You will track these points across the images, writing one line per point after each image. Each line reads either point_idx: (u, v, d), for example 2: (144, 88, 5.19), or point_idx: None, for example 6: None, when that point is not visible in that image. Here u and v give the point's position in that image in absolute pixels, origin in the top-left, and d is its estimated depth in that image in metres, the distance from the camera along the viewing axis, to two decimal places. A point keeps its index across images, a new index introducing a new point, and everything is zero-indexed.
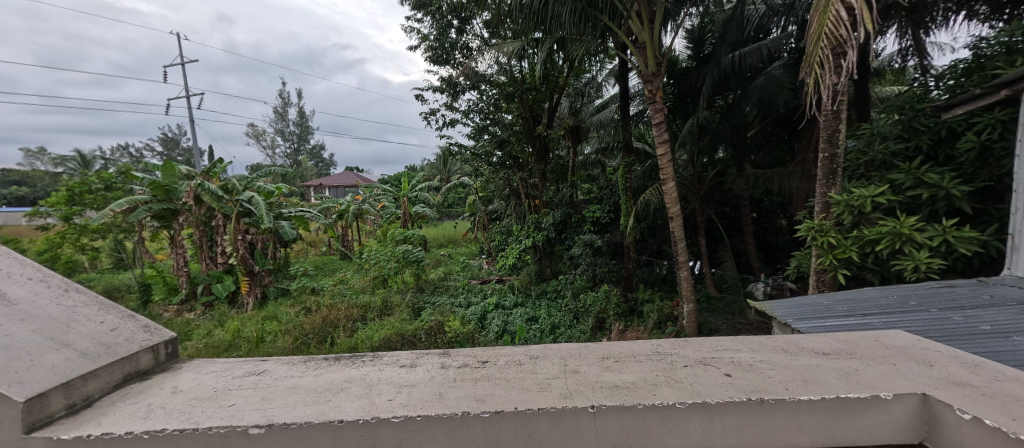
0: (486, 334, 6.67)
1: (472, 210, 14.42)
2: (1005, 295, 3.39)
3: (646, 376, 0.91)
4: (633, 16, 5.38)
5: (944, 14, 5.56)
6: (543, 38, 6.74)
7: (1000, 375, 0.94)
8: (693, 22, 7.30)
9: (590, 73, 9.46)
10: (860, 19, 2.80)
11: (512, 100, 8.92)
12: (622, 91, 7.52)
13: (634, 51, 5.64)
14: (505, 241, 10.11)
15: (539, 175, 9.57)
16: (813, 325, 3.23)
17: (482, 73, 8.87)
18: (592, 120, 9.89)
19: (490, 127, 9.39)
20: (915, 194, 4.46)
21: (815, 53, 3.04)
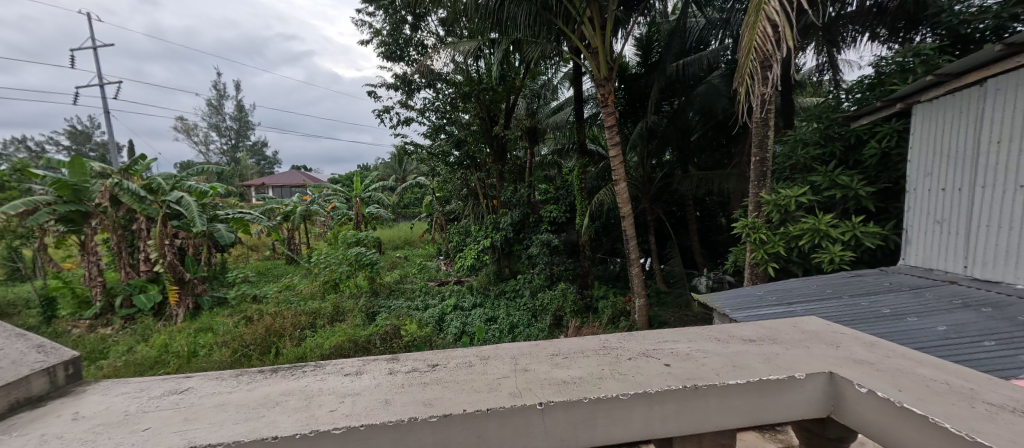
0: (444, 337, 6.60)
1: (428, 211, 14.20)
2: (901, 282, 3.87)
3: (593, 371, 0.94)
4: (585, 21, 5.53)
5: (852, 35, 6.21)
6: (500, 39, 6.79)
7: (892, 352, 1.07)
8: (641, 31, 7.67)
9: (545, 76, 9.84)
10: (783, 36, 3.06)
11: (468, 100, 8.89)
12: (576, 94, 7.70)
13: (587, 55, 5.80)
14: (464, 242, 10.06)
15: (496, 175, 9.60)
16: (747, 315, 3.51)
17: (438, 71, 8.76)
18: (547, 122, 10.08)
19: (446, 126, 9.32)
20: (831, 194, 4.98)
21: (746, 65, 3.31)
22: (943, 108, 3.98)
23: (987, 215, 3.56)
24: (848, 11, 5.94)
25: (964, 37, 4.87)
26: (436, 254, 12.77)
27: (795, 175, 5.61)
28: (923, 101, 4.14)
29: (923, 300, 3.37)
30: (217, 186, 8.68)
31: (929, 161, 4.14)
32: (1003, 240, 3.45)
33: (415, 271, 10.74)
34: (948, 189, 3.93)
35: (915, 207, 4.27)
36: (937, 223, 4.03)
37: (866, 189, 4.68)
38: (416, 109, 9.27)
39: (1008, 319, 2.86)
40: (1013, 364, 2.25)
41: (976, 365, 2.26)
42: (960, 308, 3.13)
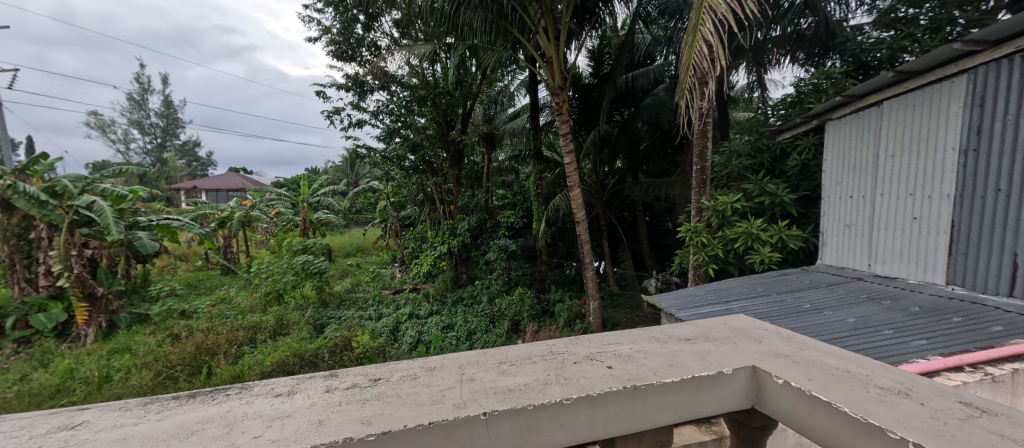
0: (399, 346, 6.42)
1: (383, 217, 13.81)
2: (819, 280, 4.31)
3: (539, 377, 0.94)
4: (540, 31, 5.63)
5: (777, 57, 6.88)
6: (456, 44, 6.81)
7: (804, 344, 1.19)
8: (592, 43, 7.98)
9: (502, 82, 9.89)
10: (717, 56, 3.29)
11: (423, 103, 8.78)
12: (532, 101, 7.81)
13: (542, 64, 5.93)
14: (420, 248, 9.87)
15: (453, 180, 9.55)
16: (690, 314, 3.74)
17: (393, 73, 8.57)
18: (504, 128, 10.14)
19: (401, 130, 9.13)
20: (761, 201, 5.45)
21: (685, 81, 3.53)
22: (850, 126, 4.50)
23: (886, 219, 4.08)
24: (773, 36, 6.56)
25: (865, 64, 5.60)
26: (391, 260, 12.49)
27: (730, 182, 6.08)
28: (834, 118, 4.65)
29: (836, 295, 3.77)
30: (137, 188, 7.91)
31: (839, 172, 4.66)
32: (898, 242, 3.98)
33: (368, 279, 10.53)
34: (855, 197, 4.45)
35: (829, 212, 4.79)
36: (846, 227, 4.55)
37: (790, 196, 5.17)
38: (369, 111, 9.00)
39: (902, 310, 3.27)
40: (906, 347, 2.59)
41: (879, 351, 2.57)
42: (865, 302, 3.54)
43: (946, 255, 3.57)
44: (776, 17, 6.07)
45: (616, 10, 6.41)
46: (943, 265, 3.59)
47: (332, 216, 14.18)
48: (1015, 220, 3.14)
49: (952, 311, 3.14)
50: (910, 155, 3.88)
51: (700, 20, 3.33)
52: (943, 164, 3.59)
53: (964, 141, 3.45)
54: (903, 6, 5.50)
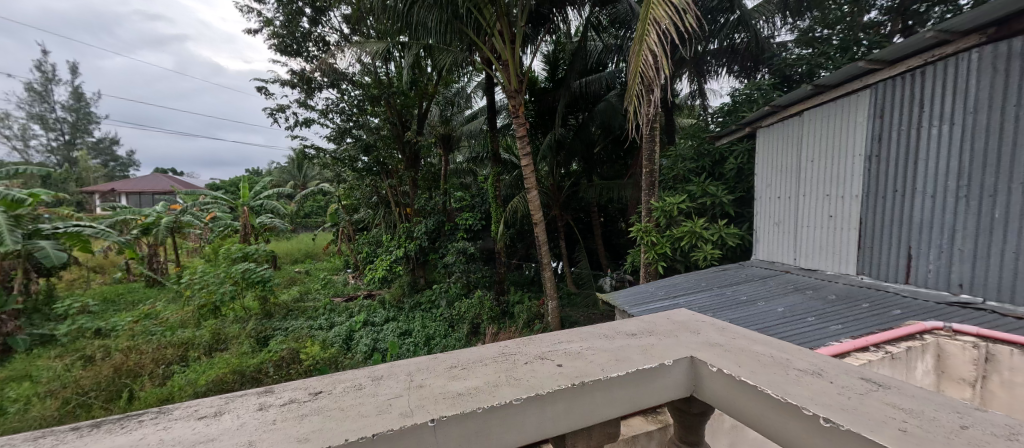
0: (352, 356, 6.19)
1: (334, 220, 13.31)
2: (753, 274, 4.67)
3: (490, 379, 0.94)
4: (496, 34, 5.64)
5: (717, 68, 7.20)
6: (410, 43, 6.70)
7: (737, 334, 1.28)
8: (547, 48, 8.13)
9: (459, 83, 9.80)
10: (661, 66, 3.45)
11: (377, 103, 8.51)
12: (490, 103, 7.73)
13: (498, 67, 5.95)
14: (375, 253, 9.57)
15: (409, 182, 9.36)
16: (642, 309, 3.92)
17: (343, 71, 8.23)
18: (462, 130, 10.03)
19: (353, 129, 8.79)
20: (703, 202, 5.82)
21: (632, 88, 3.68)
22: (777, 133, 4.92)
23: (808, 217, 4.52)
24: (711, 48, 6.85)
25: (790, 78, 6.15)
26: (346, 266, 12.17)
27: (675, 184, 6.44)
28: (764, 126, 5.08)
29: (768, 287, 4.11)
30: (38, 191, 6.99)
31: (769, 175, 5.09)
32: (818, 238, 4.42)
33: (318, 287, 10.14)
34: (783, 197, 4.88)
35: (761, 211, 5.22)
36: (776, 224, 4.98)
37: (728, 197, 5.57)
38: (318, 109, 8.59)
39: (822, 298, 3.64)
40: (825, 332, 2.87)
41: (803, 337, 2.83)
42: (792, 292, 3.90)
43: (857, 249, 4.02)
44: (714, 31, 6.49)
45: (569, 16, 6.60)
46: (854, 257, 4.04)
47: (277, 222, 13.36)
48: (909, 216, 3.60)
49: (862, 298, 3.53)
50: (826, 160, 4.33)
51: (646, 29, 3.47)
52: (853, 168, 4.05)
53: (869, 149, 3.90)
54: (818, 27, 6.25)
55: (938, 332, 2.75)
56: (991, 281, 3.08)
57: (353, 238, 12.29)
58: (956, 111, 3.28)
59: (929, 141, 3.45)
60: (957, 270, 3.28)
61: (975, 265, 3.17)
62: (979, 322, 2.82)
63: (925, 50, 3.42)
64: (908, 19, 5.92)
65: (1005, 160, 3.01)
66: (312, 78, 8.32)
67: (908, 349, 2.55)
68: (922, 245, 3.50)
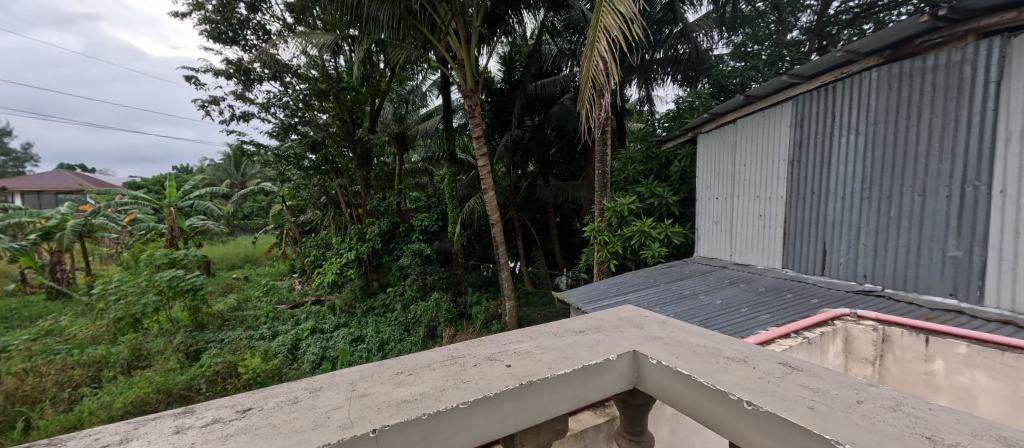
0: (298, 367, 5.86)
1: (278, 222, 12.57)
2: (696, 269, 4.98)
3: (437, 383, 0.92)
4: (450, 32, 5.56)
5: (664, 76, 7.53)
6: (361, 37, 6.42)
7: (678, 328, 1.35)
8: (503, 50, 8.12)
9: (414, 81, 9.56)
10: (612, 71, 3.52)
11: (325, 99, 8.11)
12: (445, 102, 7.63)
13: (453, 66, 5.86)
14: (324, 255, 9.12)
15: (360, 182, 9.04)
16: (595, 306, 4.05)
17: (286, 63, 7.72)
18: (416, 129, 9.80)
19: (298, 126, 8.31)
20: (651, 202, 6.12)
21: (585, 91, 3.75)
22: (714, 139, 5.29)
23: (741, 217, 4.90)
24: (658, 57, 7.11)
25: (726, 88, 6.62)
26: (292, 271, 11.49)
27: (625, 186, 6.72)
28: (703, 132, 5.41)
29: (707, 282, 4.40)
30: None
31: (707, 177, 5.45)
32: (750, 235, 4.80)
33: (259, 294, 9.53)
34: (719, 198, 5.24)
35: (701, 211, 5.57)
36: (713, 223, 5.34)
37: (673, 198, 5.89)
38: (258, 103, 8.03)
39: (753, 291, 3.96)
40: (754, 322, 3.12)
41: (736, 327, 3.06)
42: (728, 285, 4.20)
43: (782, 245, 4.41)
44: (658, 42, 6.78)
45: (523, 18, 6.64)
46: (780, 253, 4.44)
47: (211, 224, 12.31)
48: (825, 215, 4.01)
49: (787, 289, 3.88)
50: (756, 165, 4.71)
51: (597, 36, 3.54)
52: (779, 172, 4.44)
53: (792, 154, 4.30)
54: (750, 42, 6.81)
55: (846, 318, 3.09)
56: (889, 271, 3.52)
57: (299, 240, 11.64)
58: (862, 122, 3.69)
59: (841, 148, 3.86)
60: (862, 263, 3.71)
61: (876, 258, 3.61)
62: (879, 307, 3.21)
63: (837, 67, 3.82)
64: (823, 40, 6.66)
65: (900, 167, 3.44)
66: (252, 69, 7.74)
67: (822, 334, 2.84)
68: (834, 241, 3.92)
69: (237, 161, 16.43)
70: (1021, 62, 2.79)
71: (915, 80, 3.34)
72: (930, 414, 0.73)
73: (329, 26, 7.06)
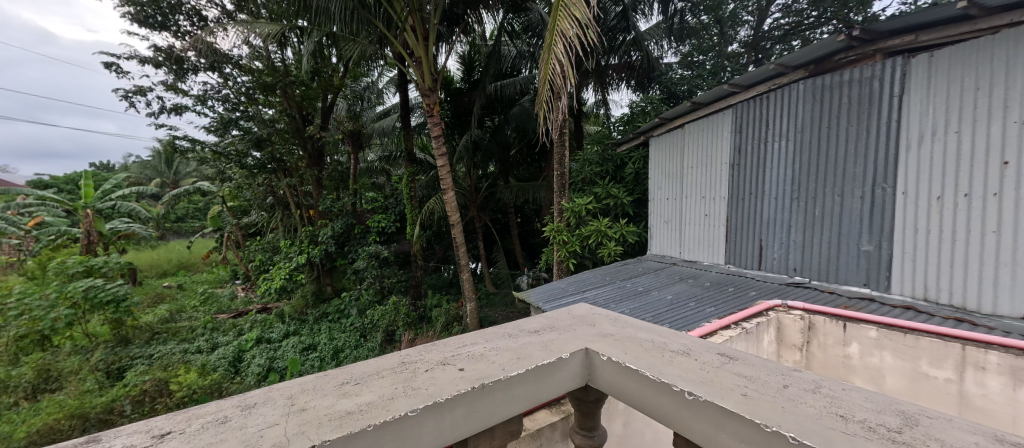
0: (241, 381, 5.45)
1: (218, 224, 11.69)
2: (649, 267, 5.20)
3: (384, 391, 0.88)
4: (407, 28, 5.41)
5: (619, 81, 7.77)
6: (311, 29, 6.10)
7: (629, 324, 1.39)
8: (462, 49, 8.05)
9: (369, 78, 9.27)
10: (568, 75, 3.55)
11: (272, 93, 7.65)
12: (402, 100, 7.42)
13: (411, 63, 5.71)
14: (271, 260, 8.57)
15: (311, 182, 8.56)
16: (554, 305, 4.10)
17: (225, 52, 7.17)
18: (373, 127, 9.64)
19: (239, 121, 7.72)
20: (607, 203, 6.31)
21: (542, 93, 3.76)
22: (664, 143, 5.55)
23: (689, 216, 5.18)
24: (613, 63, 7.41)
25: (676, 94, 6.97)
26: (233, 277, 10.71)
27: (583, 186, 6.89)
28: (655, 135, 5.67)
29: (659, 278, 4.60)
30: None
31: (659, 179, 5.71)
32: (697, 233, 5.09)
33: (196, 303, 8.79)
34: (670, 199, 5.51)
35: (653, 211, 5.82)
36: (665, 222, 5.61)
37: (627, 198, 6.11)
38: (193, 95, 7.40)
39: (699, 286, 4.19)
40: (699, 316, 3.31)
41: (683, 321, 3.23)
42: (678, 281, 4.42)
43: (725, 243, 4.71)
44: (613, 47, 7.02)
45: (483, 18, 6.56)
46: (723, 249, 4.74)
47: (138, 228, 11.19)
48: (761, 215, 4.33)
49: (730, 283, 4.14)
50: (702, 167, 5.00)
51: (553, 40, 3.57)
52: (721, 174, 4.74)
53: (733, 158, 4.60)
54: (696, 53, 7.32)
55: (778, 308, 3.35)
56: (815, 265, 3.86)
57: (242, 244, 10.88)
58: (792, 129, 4.02)
59: (774, 152, 4.19)
60: (793, 258, 4.04)
61: (804, 253, 3.95)
62: (806, 298, 3.52)
63: (770, 78, 4.15)
64: (759, 53, 7.25)
65: (823, 170, 3.79)
66: (186, 58, 7.13)
67: (757, 324, 3.06)
68: (768, 238, 4.25)
69: (170, 158, 15.11)
70: (918, 79, 3.17)
71: (835, 92, 3.69)
72: (844, 394, 0.81)
73: (275, 17, 6.67)
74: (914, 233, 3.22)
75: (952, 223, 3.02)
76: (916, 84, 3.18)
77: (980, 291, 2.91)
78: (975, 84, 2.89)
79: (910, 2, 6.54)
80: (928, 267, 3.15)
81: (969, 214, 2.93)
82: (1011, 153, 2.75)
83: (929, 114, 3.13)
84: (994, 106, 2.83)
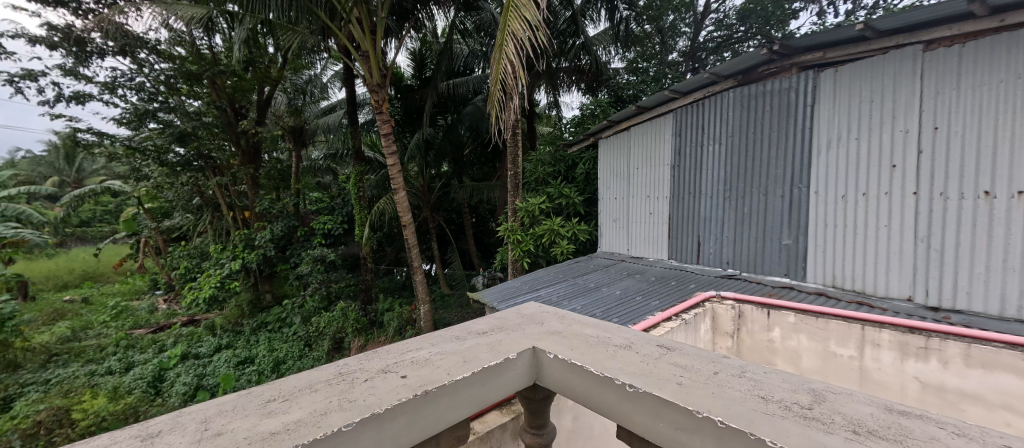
0: (164, 403, 4.92)
1: (134, 229, 10.47)
2: (599, 263, 5.36)
3: (316, 406, 0.82)
4: (353, 20, 5.12)
5: (570, 84, 7.99)
6: (242, 15, 5.65)
7: (576, 321, 1.41)
8: (413, 45, 7.84)
9: (312, 71, 8.77)
10: (520, 75, 3.51)
11: (199, 83, 7.00)
12: (349, 96, 7.08)
13: (357, 57, 5.43)
14: (199, 267, 7.79)
15: (246, 181, 7.89)
16: (509, 304, 4.10)
17: (140, 36, 6.42)
18: (317, 123, 9.14)
19: (158, 113, 6.93)
20: (559, 202, 6.43)
21: (493, 92, 3.68)
22: (612, 144, 5.76)
23: (636, 214, 5.42)
24: (564, 66, 7.57)
25: (623, 98, 7.29)
26: (153, 287, 9.64)
27: (536, 186, 6.98)
28: (603, 137, 5.87)
29: (609, 275, 4.75)
30: None
31: (607, 178, 5.92)
32: (642, 231, 5.33)
33: (106, 319, 7.80)
34: (618, 198, 5.73)
35: (603, 210, 6.01)
36: (613, 220, 5.81)
37: (579, 198, 6.26)
38: (100, 83, 6.55)
39: (644, 281, 4.40)
40: (644, 309, 3.46)
41: (631, 315, 3.35)
42: (627, 277, 4.59)
43: (667, 239, 4.97)
44: (564, 50, 7.17)
45: (434, 15, 6.41)
46: (666, 245, 5.00)
47: (28, 236, 9.65)
48: (698, 213, 4.61)
49: (673, 277, 4.38)
50: (647, 168, 5.24)
51: (504, 40, 3.51)
52: (664, 175, 5.00)
53: (674, 160, 4.87)
54: (641, 60, 7.70)
55: (713, 299, 3.58)
56: (744, 258, 4.18)
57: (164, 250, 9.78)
58: (724, 133, 4.32)
59: (708, 155, 4.48)
60: (726, 252, 4.35)
61: (735, 247, 4.27)
62: (737, 288, 3.80)
63: (705, 86, 4.43)
64: (695, 62, 7.84)
65: (750, 172, 4.11)
66: (89, 40, 6.26)
67: (695, 315, 3.25)
68: (705, 234, 4.54)
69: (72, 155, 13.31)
70: (827, 91, 3.54)
71: (759, 101, 4.01)
72: (764, 376, 0.87)
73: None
74: (824, 228, 3.60)
75: (854, 219, 3.41)
76: (825, 95, 3.55)
77: (877, 278, 3.30)
78: (870, 96, 3.28)
79: (820, 22, 7.32)
80: (836, 258, 3.53)
81: (866, 211, 3.33)
82: (898, 157, 3.15)
83: (835, 122, 3.51)
84: (885, 116, 3.22)
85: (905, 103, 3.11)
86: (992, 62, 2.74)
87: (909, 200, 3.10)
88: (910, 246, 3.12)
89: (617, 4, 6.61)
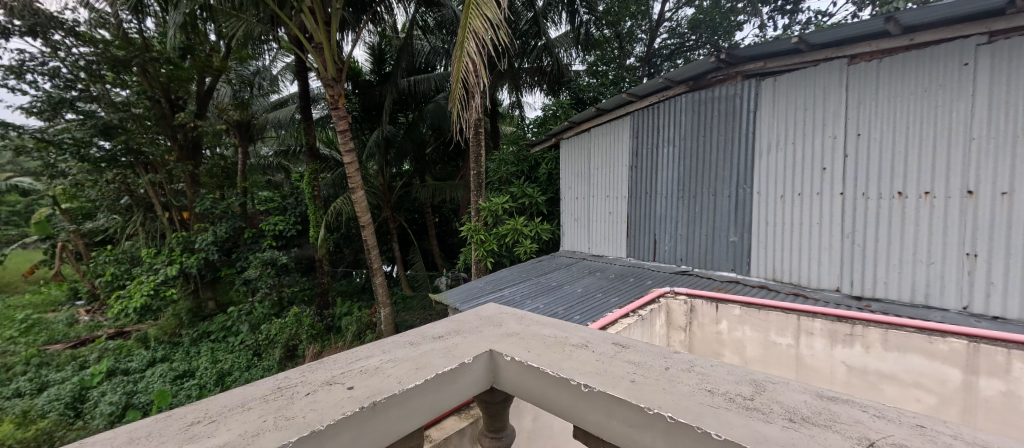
0: (85, 426, 4.43)
1: (49, 232, 9.35)
2: (560, 262, 5.42)
3: (247, 427, 0.74)
4: (305, 10, 4.85)
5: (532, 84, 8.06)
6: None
7: (536, 321, 1.40)
8: (371, 40, 7.58)
9: (260, 63, 8.31)
10: (481, 73, 3.44)
11: (128, 70, 6.46)
12: (302, 90, 6.73)
13: (310, 49, 5.15)
14: (128, 274, 7.07)
15: (183, 179, 7.28)
16: (471, 305, 4.03)
17: (54, 15, 5.77)
18: (265, 118, 8.74)
19: (79, 103, 6.24)
20: (522, 202, 6.44)
21: (455, 90, 3.58)
22: (573, 145, 5.86)
23: (596, 213, 5.54)
24: (527, 66, 7.63)
25: (583, 100, 7.44)
26: (74, 298, 8.65)
27: (499, 186, 6.96)
28: (564, 138, 5.95)
29: (570, 273, 4.81)
30: None
31: (569, 179, 6.02)
32: (602, 230, 5.45)
33: (15, 334, 6.91)
34: (579, 198, 5.83)
35: (564, 210, 6.09)
36: (575, 220, 5.90)
37: (541, 198, 6.30)
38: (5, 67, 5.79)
39: (603, 278, 4.49)
40: (603, 307, 3.52)
41: (591, 313, 3.40)
42: (587, 275, 4.67)
43: (625, 237, 5.12)
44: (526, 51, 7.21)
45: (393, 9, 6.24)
46: (624, 244, 5.14)
47: None
48: (654, 212, 4.77)
49: (631, 275, 4.50)
50: (606, 169, 5.38)
51: (464, 37, 3.43)
52: (621, 175, 5.15)
53: (631, 161, 5.02)
54: (600, 64, 7.93)
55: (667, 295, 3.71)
56: (695, 255, 4.37)
57: (86, 256, 8.79)
58: (676, 136, 4.50)
59: (663, 157, 4.65)
60: (679, 250, 4.53)
61: (687, 245, 4.45)
62: (690, 284, 3.97)
63: (659, 91, 4.60)
64: (651, 68, 8.14)
65: (700, 173, 4.30)
66: None
67: (651, 311, 3.35)
68: (659, 232, 4.70)
69: None
70: (767, 98, 3.77)
71: (707, 106, 4.21)
72: (711, 370, 0.89)
73: None
74: (766, 226, 3.84)
75: (791, 217, 3.66)
76: (765, 102, 3.79)
77: (811, 272, 3.57)
78: (804, 104, 3.53)
79: (762, 34, 7.83)
80: (776, 254, 3.78)
81: (801, 210, 3.58)
82: (827, 161, 3.42)
83: (774, 127, 3.75)
84: (816, 123, 3.48)
85: (833, 112, 3.38)
86: (903, 76, 3.03)
87: (837, 200, 3.38)
88: (838, 241, 3.39)
89: (578, 7, 6.73)
